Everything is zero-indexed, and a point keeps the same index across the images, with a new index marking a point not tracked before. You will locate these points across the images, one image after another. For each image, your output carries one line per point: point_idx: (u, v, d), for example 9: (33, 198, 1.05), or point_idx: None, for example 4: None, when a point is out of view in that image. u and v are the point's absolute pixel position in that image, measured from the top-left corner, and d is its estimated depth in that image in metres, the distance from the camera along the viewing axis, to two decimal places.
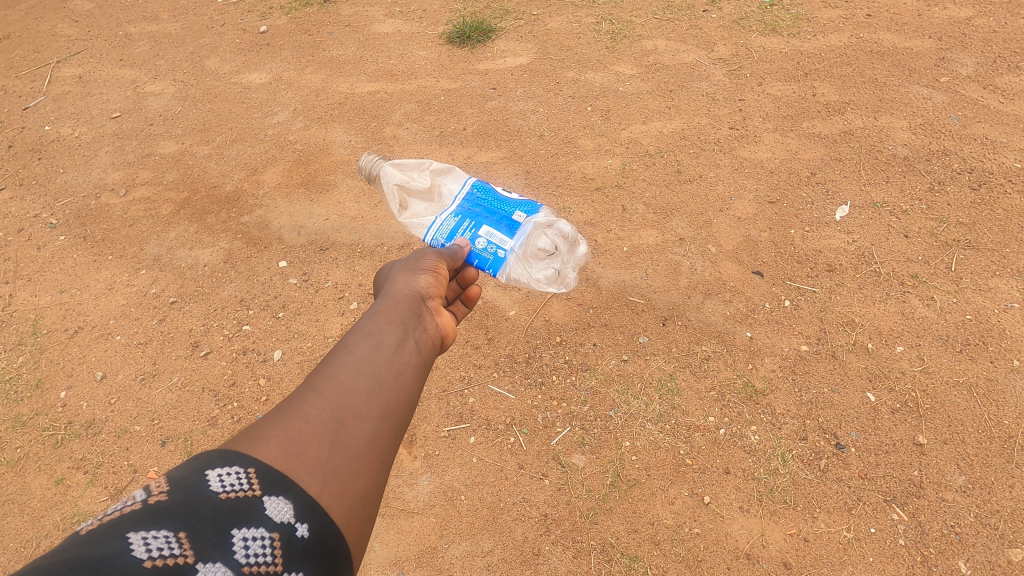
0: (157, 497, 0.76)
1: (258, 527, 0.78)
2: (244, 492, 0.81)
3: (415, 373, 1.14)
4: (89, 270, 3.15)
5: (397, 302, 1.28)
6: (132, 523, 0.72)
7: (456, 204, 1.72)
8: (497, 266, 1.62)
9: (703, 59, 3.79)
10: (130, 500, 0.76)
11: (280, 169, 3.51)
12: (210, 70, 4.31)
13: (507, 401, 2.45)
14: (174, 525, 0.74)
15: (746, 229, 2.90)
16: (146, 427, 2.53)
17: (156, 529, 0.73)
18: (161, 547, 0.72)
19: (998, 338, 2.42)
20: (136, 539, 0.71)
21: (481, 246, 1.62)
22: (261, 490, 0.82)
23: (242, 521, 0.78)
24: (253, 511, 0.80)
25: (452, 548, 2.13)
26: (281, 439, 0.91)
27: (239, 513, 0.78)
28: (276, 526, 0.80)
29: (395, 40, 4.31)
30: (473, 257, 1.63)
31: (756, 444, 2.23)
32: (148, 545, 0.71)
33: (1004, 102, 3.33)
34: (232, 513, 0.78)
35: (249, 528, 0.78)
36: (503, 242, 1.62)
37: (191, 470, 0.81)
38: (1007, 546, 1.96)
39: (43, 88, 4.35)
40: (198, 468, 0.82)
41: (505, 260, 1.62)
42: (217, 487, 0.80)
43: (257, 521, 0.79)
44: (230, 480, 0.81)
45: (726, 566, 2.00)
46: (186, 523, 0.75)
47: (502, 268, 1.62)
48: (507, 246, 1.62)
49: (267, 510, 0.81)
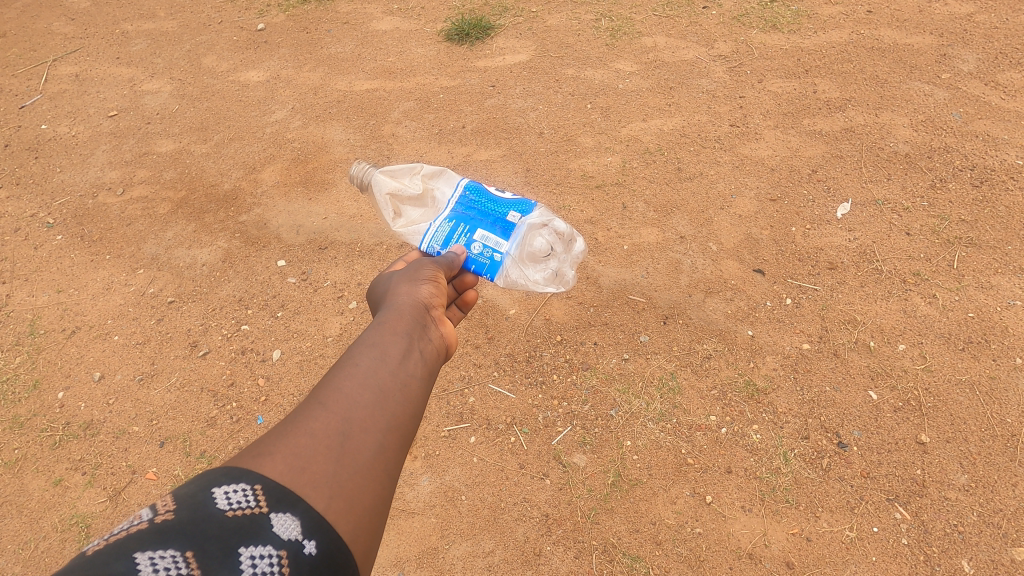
0: (164, 516, 0.76)
1: (265, 545, 0.78)
2: (251, 509, 0.80)
3: (421, 384, 1.13)
4: (87, 270, 3.13)
5: (400, 312, 1.27)
6: (139, 542, 0.72)
7: (450, 209, 1.70)
8: (494, 269, 1.60)
9: (704, 56, 3.78)
10: (137, 519, 0.75)
11: (278, 168, 3.49)
12: (207, 68, 4.29)
13: (508, 401, 2.44)
14: (181, 544, 0.73)
15: (747, 227, 2.89)
16: (145, 428, 2.52)
17: (163, 549, 0.72)
18: (168, 567, 0.71)
19: (1000, 336, 2.40)
20: (143, 559, 0.70)
21: (477, 251, 1.61)
22: (268, 507, 0.81)
23: (249, 539, 0.77)
24: (260, 528, 0.79)
25: (453, 548, 2.12)
26: (287, 454, 0.89)
27: (246, 530, 0.78)
28: (283, 543, 0.79)
29: (393, 38, 4.29)
30: (470, 262, 1.62)
31: (758, 443, 2.22)
32: (155, 566, 0.70)
33: (1006, 99, 3.32)
34: (238, 530, 0.77)
35: (256, 546, 0.77)
36: (499, 246, 1.61)
37: (198, 488, 0.80)
38: (1011, 545, 1.95)
39: (39, 87, 4.33)
40: (204, 485, 0.80)
41: (502, 264, 1.61)
42: (223, 505, 0.79)
43: (264, 539, 0.78)
44: (237, 498, 0.80)
45: (728, 566, 1.99)
46: (193, 542, 0.74)
47: (500, 272, 1.61)
48: (504, 249, 1.60)
49: (274, 527, 0.80)
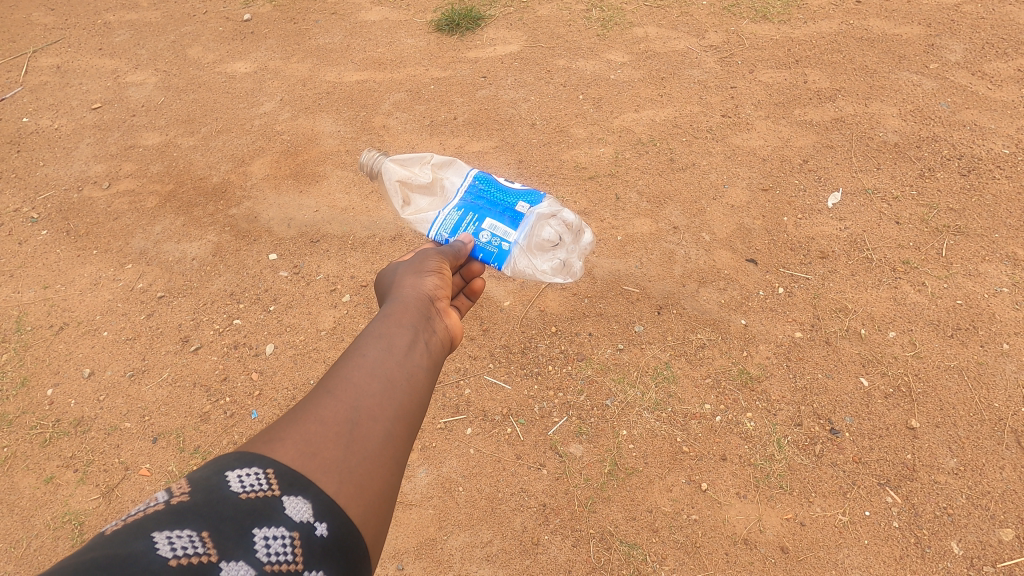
0: (180, 498, 0.77)
1: (278, 526, 0.78)
2: (264, 492, 0.80)
3: (427, 374, 1.13)
4: (74, 266, 3.08)
5: (405, 305, 1.27)
6: (156, 523, 0.73)
7: (461, 194, 1.69)
8: (499, 258, 1.60)
9: (695, 46, 3.78)
10: (153, 501, 0.77)
11: (268, 160, 3.46)
12: (193, 59, 4.22)
13: (503, 392, 2.45)
14: (197, 524, 0.74)
15: (739, 217, 2.90)
16: (137, 424, 2.49)
17: (179, 528, 0.73)
18: (185, 546, 0.72)
19: (988, 323, 2.45)
20: (160, 538, 0.71)
21: (486, 237, 1.61)
22: (280, 490, 0.82)
23: (262, 520, 0.77)
24: (272, 511, 0.79)
25: (451, 539, 2.12)
26: (298, 439, 0.90)
27: (259, 512, 0.78)
28: (295, 525, 0.79)
29: (383, 28, 4.25)
30: (476, 246, 1.61)
31: (752, 430, 2.25)
32: (173, 544, 0.71)
33: (992, 88, 3.36)
34: (252, 512, 0.78)
35: (269, 527, 0.77)
36: (509, 235, 1.61)
37: (212, 472, 0.81)
38: (998, 526, 1.99)
39: (20, 79, 4.25)
40: (217, 469, 0.81)
41: (509, 253, 1.60)
42: (237, 488, 0.79)
43: (277, 520, 0.78)
44: (250, 481, 0.81)
45: (724, 552, 2.01)
46: (209, 523, 0.75)
47: (504, 260, 1.60)
48: (513, 239, 1.60)
49: (287, 510, 0.80)
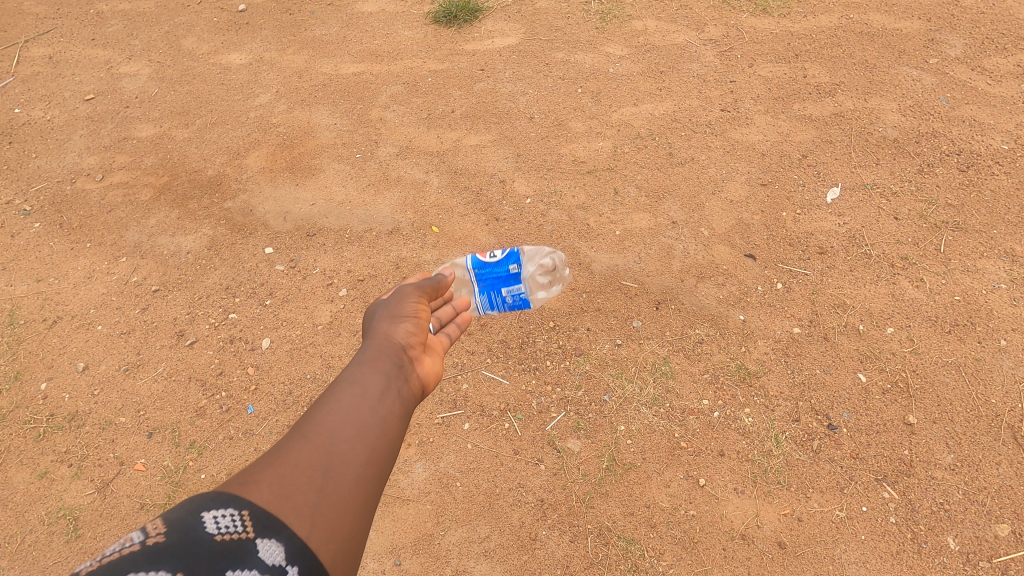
0: (155, 538, 0.78)
1: (250, 570, 0.80)
2: (238, 534, 0.83)
3: (399, 420, 1.16)
4: (67, 259, 3.05)
5: (381, 347, 1.30)
6: (132, 565, 0.74)
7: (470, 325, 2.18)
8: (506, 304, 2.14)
9: (694, 40, 3.76)
10: (128, 542, 0.79)
11: (263, 153, 3.43)
12: (187, 50, 4.18)
13: (501, 387, 2.44)
14: (171, 565, 0.75)
15: (738, 212, 2.90)
16: (132, 419, 2.47)
17: (154, 570, 0.74)
18: None
19: (985, 319, 2.45)
20: None
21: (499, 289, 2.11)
22: (253, 533, 0.84)
23: (236, 562, 0.79)
24: (245, 553, 0.81)
25: (449, 535, 2.12)
26: (271, 484, 0.93)
27: (233, 555, 0.80)
28: (267, 568, 0.81)
29: (379, 20, 4.22)
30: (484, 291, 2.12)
31: (750, 426, 2.25)
32: None
33: (992, 84, 3.35)
34: (226, 554, 0.79)
35: (243, 570, 0.79)
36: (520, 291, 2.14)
37: (187, 512, 0.83)
38: (994, 522, 2.00)
39: (11, 69, 4.19)
40: (193, 510, 0.84)
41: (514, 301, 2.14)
42: (212, 529, 0.82)
43: (250, 563, 0.80)
44: (225, 522, 0.83)
45: (722, 547, 2.01)
46: (184, 563, 0.76)
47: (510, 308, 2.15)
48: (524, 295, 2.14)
49: (260, 552, 0.82)
